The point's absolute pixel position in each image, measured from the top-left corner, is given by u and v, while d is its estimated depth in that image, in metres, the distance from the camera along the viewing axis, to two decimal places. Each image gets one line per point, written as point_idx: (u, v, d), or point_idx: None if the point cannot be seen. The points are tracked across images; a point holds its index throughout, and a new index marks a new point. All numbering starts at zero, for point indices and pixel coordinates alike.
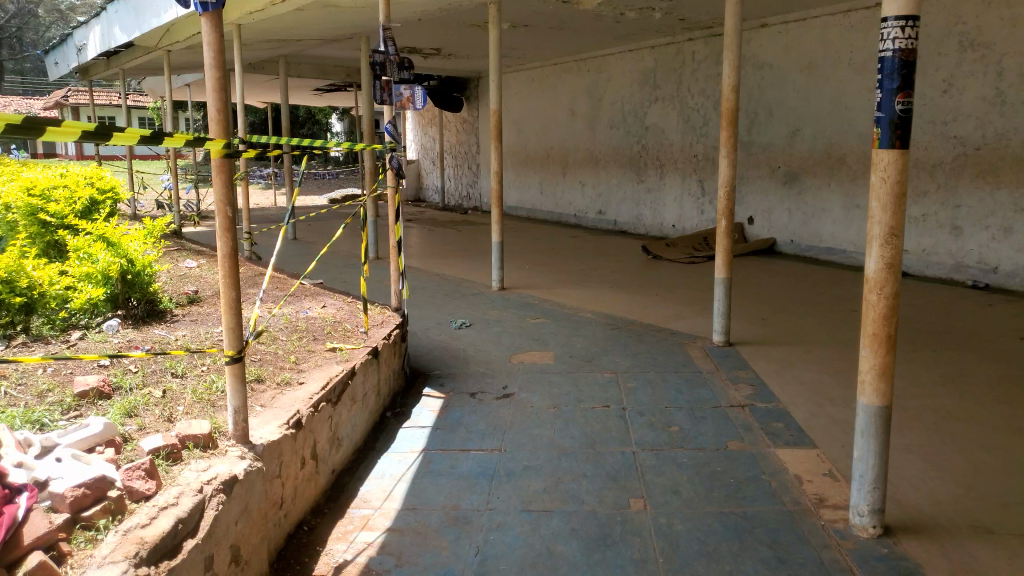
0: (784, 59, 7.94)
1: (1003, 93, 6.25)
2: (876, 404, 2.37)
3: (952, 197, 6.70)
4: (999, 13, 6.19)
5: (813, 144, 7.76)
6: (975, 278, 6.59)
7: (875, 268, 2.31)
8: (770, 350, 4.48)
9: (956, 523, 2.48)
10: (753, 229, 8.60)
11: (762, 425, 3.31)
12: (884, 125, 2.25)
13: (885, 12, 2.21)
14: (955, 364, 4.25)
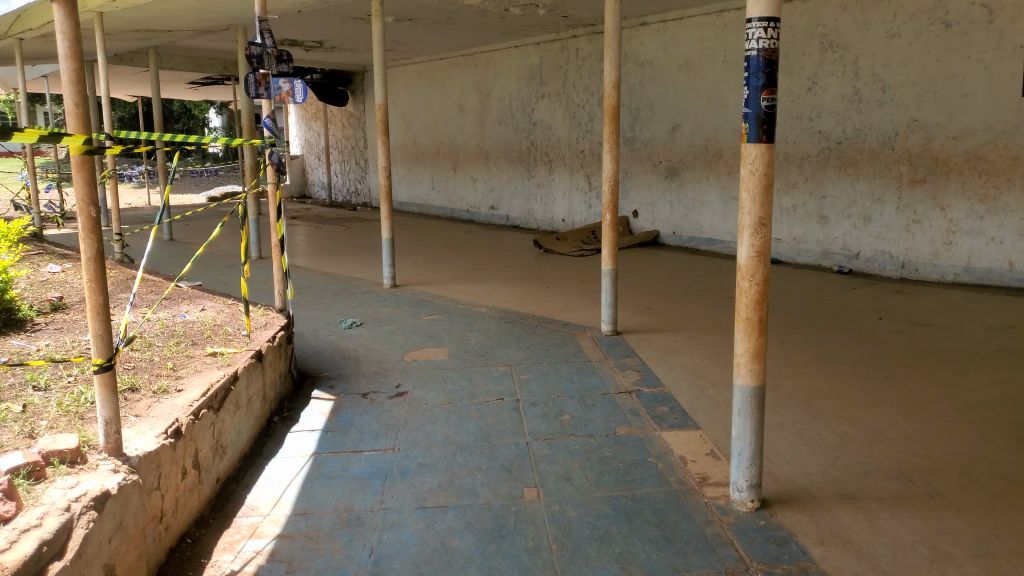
0: (663, 57, 8.24)
1: (859, 91, 6.72)
2: (751, 384, 2.50)
3: (818, 188, 7.15)
4: (854, 17, 6.65)
5: (692, 139, 8.09)
6: (841, 264, 7.07)
7: (747, 256, 2.43)
8: (657, 337, 4.65)
9: (825, 493, 2.66)
10: (637, 221, 8.88)
11: (649, 409, 3.43)
12: (751, 121, 2.37)
13: (750, 13, 2.33)
14: (823, 345, 4.55)
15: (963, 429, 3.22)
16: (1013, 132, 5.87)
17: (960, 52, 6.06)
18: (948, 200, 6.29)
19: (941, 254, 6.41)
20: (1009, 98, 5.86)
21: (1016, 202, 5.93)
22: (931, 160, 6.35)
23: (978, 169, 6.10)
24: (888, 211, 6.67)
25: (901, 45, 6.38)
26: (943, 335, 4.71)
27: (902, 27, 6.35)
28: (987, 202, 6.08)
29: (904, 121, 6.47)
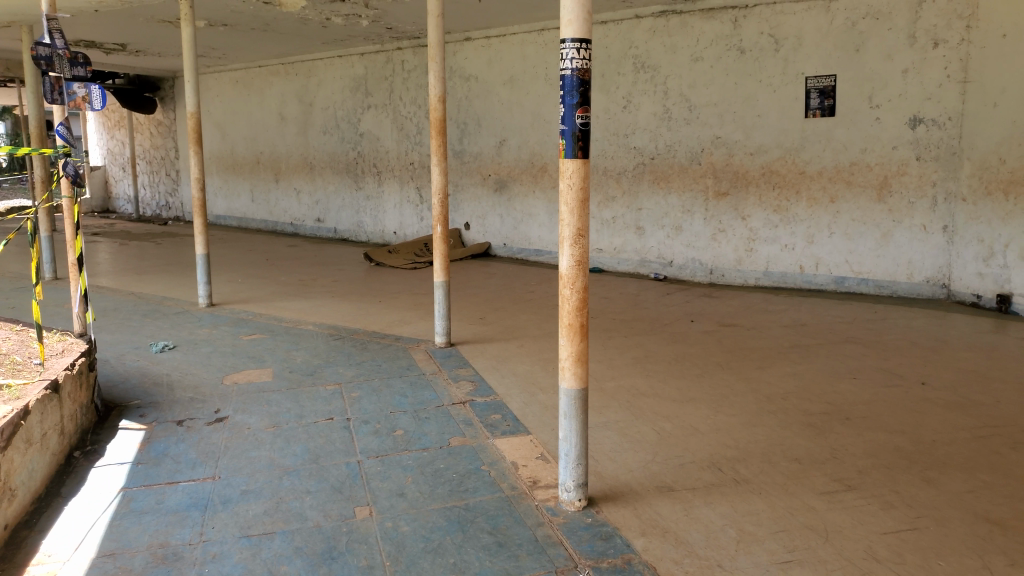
0: (488, 72, 8.43)
1: (669, 110, 7.22)
2: (575, 387, 2.60)
3: (635, 201, 7.60)
4: (662, 40, 7.15)
5: (518, 153, 8.32)
6: (657, 271, 7.55)
7: (567, 266, 2.53)
8: (488, 347, 4.72)
9: (645, 486, 2.82)
10: (469, 233, 8.99)
11: (481, 419, 3.48)
12: (568, 138, 2.48)
13: (563, 34, 2.43)
14: (642, 347, 4.83)
15: (764, 418, 3.54)
16: (799, 149, 6.57)
17: (753, 76, 6.70)
18: (748, 211, 6.91)
19: (743, 260, 7.02)
20: (795, 119, 6.55)
21: (804, 212, 6.62)
22: (733, 175, 6.94)
23: (771, 183, 6.74)
24: (697, 221, 7.21)
25: (704, 68, 6.95)
26: (746, 334, 5.16)
27: (704, 52, 6.92)
28: (780, 212, 6.74)
29: (708, 138, 7.03)
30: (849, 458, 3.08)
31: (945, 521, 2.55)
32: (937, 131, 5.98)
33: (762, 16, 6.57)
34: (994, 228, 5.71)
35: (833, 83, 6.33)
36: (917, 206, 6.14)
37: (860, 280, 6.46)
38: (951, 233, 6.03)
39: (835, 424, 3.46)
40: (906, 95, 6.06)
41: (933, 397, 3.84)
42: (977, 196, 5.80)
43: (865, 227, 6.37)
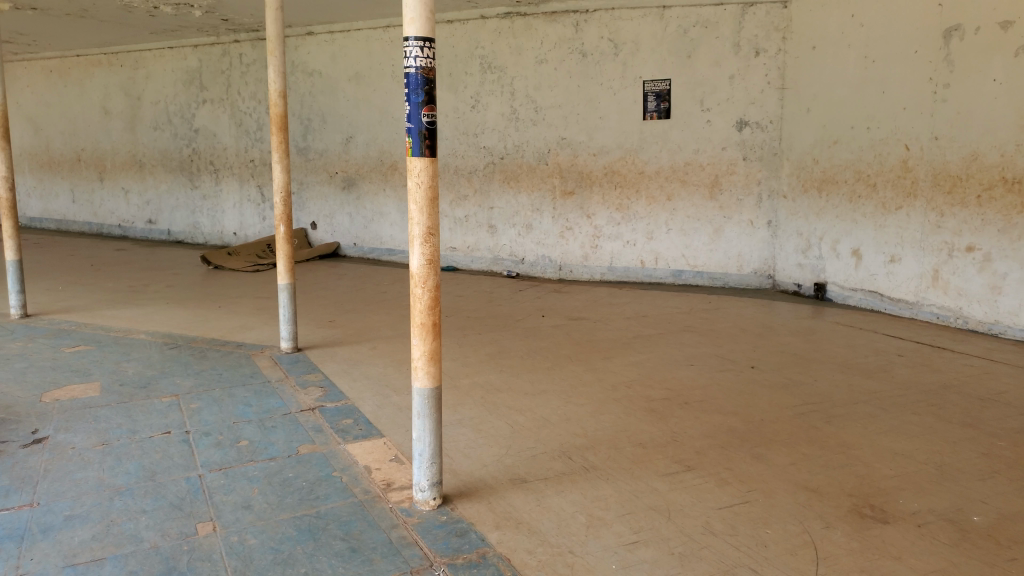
0: (332, 69, 8.22)
1: (516, 110, 7.34)
2: (428, 386, 2.60)
3: (485, 200, 7.68)
4: (507, 41, 7.26)
5: (366, 151, 8.18)
6: (509, 269, 7.68)
7: (418, 265, 2.52)
8: (339, 351, 4.61)
9: (499, 480, 2.86)
10: (316, 233, 8.73)
11: (332, 424, 3.39)
12: (415, 136, 2.46)
13: (407, 32, 2.41)
14: (495, 344, 4.89)
15: (611, 406, 3.69)
16: (638, 150, 6.89)
17: (594, 79, 6.96)
18: (592, 209, 7.17)
19: (590, 256, 7.28)
20: (634, 121, 6.87)
21: (644, 209, 6.96)
22: (578, 174, 7.17)
23: (614, 182, 7.04)
24: (546, 219, 7.40)
25: (548, 69, 7.13)
26: (593, 327, 5.36)
27: (548, 54, 7.10)
28: (623, 210, 7.05)
29: (554, 139, 7.22)
30: (688, 440, 3.27)
31: (771, 493, 2.78)
32: (760, 133, 6.50)
33: (601, 21, 6.84)
34: (809, 222, 6.28)
35: (668, 87, 6.69)
36: (744, 203, 6.63)
37: (696, 273, 6.89)
38: (774, 227, 6.58)
39: (675, 409, 3.66)
40: (733, 100, 6.53)
41: (760, 379, 4.16)
42: (795, 193, 6.36)
43: (699, 223, 6.79)
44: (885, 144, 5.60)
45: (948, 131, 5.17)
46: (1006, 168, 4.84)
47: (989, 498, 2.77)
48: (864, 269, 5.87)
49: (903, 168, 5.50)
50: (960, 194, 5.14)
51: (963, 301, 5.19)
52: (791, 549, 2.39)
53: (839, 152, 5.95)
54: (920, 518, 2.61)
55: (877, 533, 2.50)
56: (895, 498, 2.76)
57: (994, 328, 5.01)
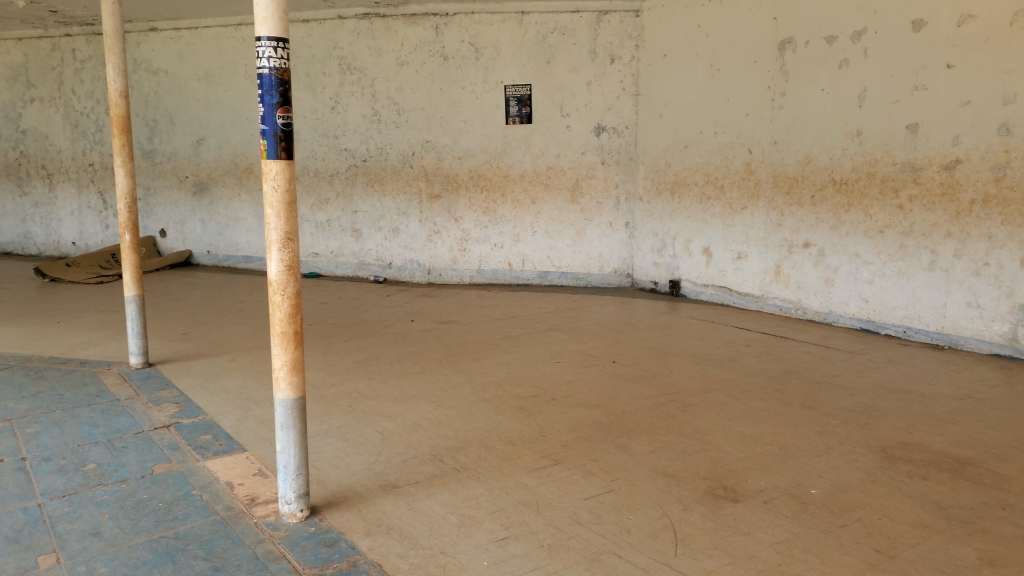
0: (179, 67, 7.81)
1: (377, 113, 7.26)
2: (291, 396, 2.52)
3: (348, 204, 7.55)
4: (366, 43, 7.17)
5: (219, 154, 7.82)
6: (375, 274, 7.58)
7: (277, 271, 2.45)
8: (195, 364, 4.39)
9: (368, 487, 2.83)
10: (166, 241, 8.26)
11: (189, 441, 3.22)
12: (270, 138, 2.39)
13: (258, 32, 2.34)
14: (363, 351, 4.82)
15: (481, 407, 3.74)
16: (502, 153, 7.00)
17: (456, 83, 7.01)
18: (458, 212, 7.22)
19: (457, 259, 7.31)
20: (496, 125, 6.97)
21: (509, 212, 7.09)
22: (443, 177, 7.19)
23: (479, 185, 7.11)
24: (412, 223, 7.36)
25: (409, 72, 7.11)
26: (462, 330, 5.40)
27: (408, 56, 7.08)
28: (489, 213, 7.13)
29: (417, 142, 7.20)
30: (555, 435, 3.37)
31: (634, 481, 2.91)
32: (617, 138, 6.77)
33: (462, 25, 6.90)
34: (664, 223, 6.60)
35: (529, 92, 6.84)
36: (604, 205, 6.88)
37: (561, 273, 7.09)
38: (632, 228, 6.88)
39: (543, 406, 3.76)
40: (590, 105, 6.76)
41: (622, 373, 4.34)
42: (650, 196, 6.68)
43: (562, 225, 6.99)
44: (730, 149, 5.98)
45: (784, 136, 5.60)
46: (835, 170, 5.30)
47: (824, 472, 3.03)
48: (715, 266, 6.26)
49: (746, 171, 5.90)
50: (796, 195, 5.58)
51: (802, 293, 5.65)
52: (652, 532, 2.51)
53: (689, 156, 6.30)
54: (766, 495, 2.82)
55: (728, 511, 2.68)
56: (743, 478, 2.97)
57: (829, 317, 5.49)
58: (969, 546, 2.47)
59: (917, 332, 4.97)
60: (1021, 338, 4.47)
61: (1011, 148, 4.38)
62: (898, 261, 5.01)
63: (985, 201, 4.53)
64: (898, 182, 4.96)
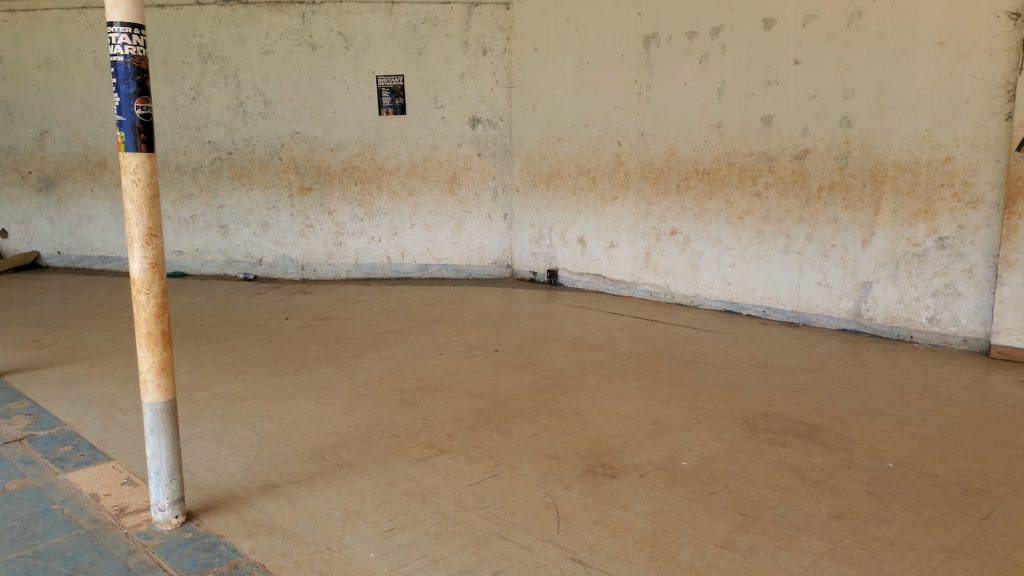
0: (16, 53, 7.20)
1: (243, 103, 6.99)
2: (161, 400, 2.41)
3: (214, 198, 7.24)
4: (228, 30, 6.87)
5: (67, 147, 7.29)
6: (246, 271, 7.30)
7: (140, 270, 2.33)
8: (49, 373, 4.10)
9: (248, 489, 2.75)
10: (8, 242, 7.62)
11: (46, 454, 3.01)
12: (127, 129, 2.27)
13: (110, 17, 2.21)
14: (236, 351, 4.66)
15: (362, 402, 3.71)
16: (376, 145, 6.91)
17: (326, 73, 6.85)
18: (333, 205, 7.07)
19: (333, 254, 7.17)
20: (369, 116, 6.87)
21: (386, 205, 7.02)
22: (315, 170, 7.02)
23: (353, 177, 7.00)
24: (284, 217, 7.15)
25: (276, 61, 6.88)
26: (341, 325, 5.31)
27: (274, 45, 6.84)
28: (364, 206, 7.04)
29: (287, 133, 6.99)
30: (439, 425, 3.39)
31: (516, 464, 2.98)
32: (492, 130, 6.84)
33: (329, 14, 6.74)
34: (540, 215, 6.73)
35: (401, 83, 6.79)
36: (481, 197, 6.94)
37: (441, 266, 7.10)
38: (509, 220, 6.97)
39: (425, 397, 3.77)
40: (464, 97, 6.79)
41: (503, 361, 4.42)
42: (526, 188, 6.79)
43: (440, 217, 7.00)
44: (600, 141, 6.18)
45: (650, 128, 5.85)
46: (698, 161, 5.59)
47: (694, 445, 3.22)
48: (590, 255, 6.45)
49: (617, 163, 6.11)
50: (663, 184, 5.84)
51: (670, 279, 5.93)
52: (535, 512, 2.59)
53: (562, 148, 6.45)
54: (641, 469, 2.97)
55: (606, 487, 2.79)
56: (620, 454, 3.10)
57: (696, 300, 5.79)
58: (820, 503, 2.70)
59: (774, 311, 5.34)
60: (864, 313, 4.90)
61: (852, 139, 4.78)
62: (756, 245, 5.35)
63: (830, 187, 4.92)
64: (754, 171, 5.29)
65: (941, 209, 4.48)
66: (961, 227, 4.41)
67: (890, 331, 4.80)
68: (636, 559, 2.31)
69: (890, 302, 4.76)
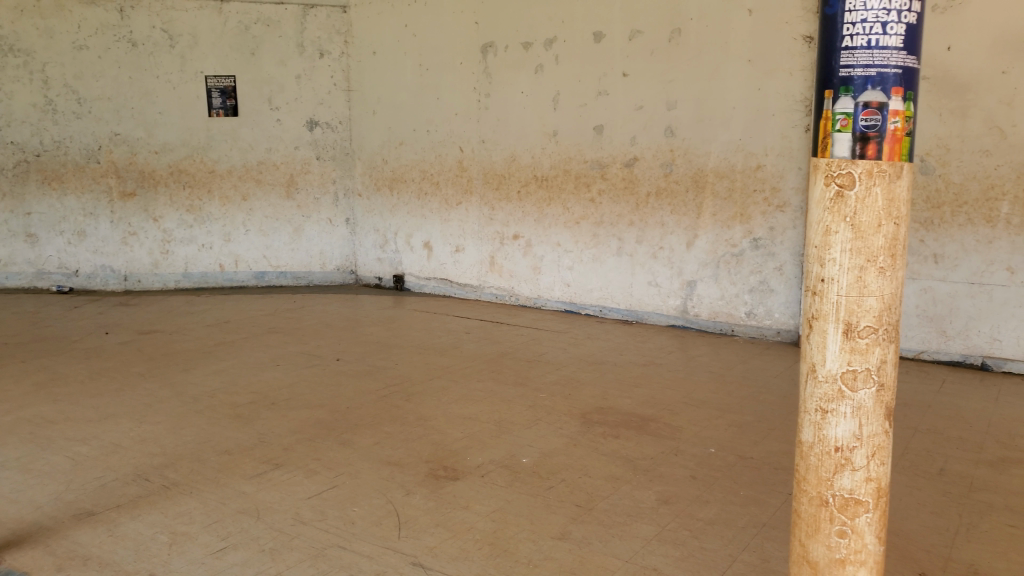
0: None
1: (52, 101, 6.41)
2: None
3: (20, 205, 6.57)
4: (33, 22, 6.28)
5: None
6: (59, 283, 6.68)
7: None
8: None
9: (59, 519, 2.53)
10: None
11: None
12: None
13: None
14: (46, 370, 4.26)
15: (191, 419, 3.51)
16: (205, 148, 6.59)
17: (148, 72, 6.43)
18: (159, 211, 6.65)
19: (160, 263, 6.73)
20: (198, 118, 6.53)
21: (218, 210, 6.70)
22: (138, 174, 6.57)
23: (181, 182, 6.62)
24: (102, 224, 6.62)
25: (90, 57, 6.37)
26: (168, 339, 5.00)
27: (88, 40, 6.33)
28: (194, 212, 6.68)
29: (105, 134, 6.49)
30: (275, 439, 3.28)
31: (357, 473, 2.94)
32: (331, 133, 6.71)
33: (151, 9, 6.34)
34: (384, 219, 6.67)
35: (233, 84, 6.51)
36: (321, 202, 6.79)
37: (280, 273, 6.86)
38: (352, 225, 6.86)
39: (261, 411, 3.63)
40: (300, 100, 6.62)
41: (345, 370, 4.34)
42: (369, 192, 6.71)
43: (277, 222, 6.78)
44: (442, 147, 6.22)
45: (490, 135, 5.96)
46: (537, 168, 5.76)
47: (534, 442, 3.31)
48: (435, 259, 6.47)
49: (459, 168, 6.17)
50: (504, 190, 5.97)
51: (514, 282, 6.07)
52: (376, 520, 2.57)
53: (404, 153, 6.43)
54: (483, 469, 3.02)
55: (448, 489, 2.82)
56: (462, 456, 3.14)
57: (538, 302, 5.96)
58: (650, 490, 2.86)
59: (610, 310, 5.60)
60: (690, 309, 5.24)
61: (675, 148, 5.11)
62: (593, 248, 5.59)
63: (658, 193, 5.23)
64: (589, 178, 5.52)
65: (754, 212, 4.88)
66: (771, 229, 4.83)
67: (714, 325, 5.17)
68: (476, 558, 2.35)
69: (713, 299, 5.13)
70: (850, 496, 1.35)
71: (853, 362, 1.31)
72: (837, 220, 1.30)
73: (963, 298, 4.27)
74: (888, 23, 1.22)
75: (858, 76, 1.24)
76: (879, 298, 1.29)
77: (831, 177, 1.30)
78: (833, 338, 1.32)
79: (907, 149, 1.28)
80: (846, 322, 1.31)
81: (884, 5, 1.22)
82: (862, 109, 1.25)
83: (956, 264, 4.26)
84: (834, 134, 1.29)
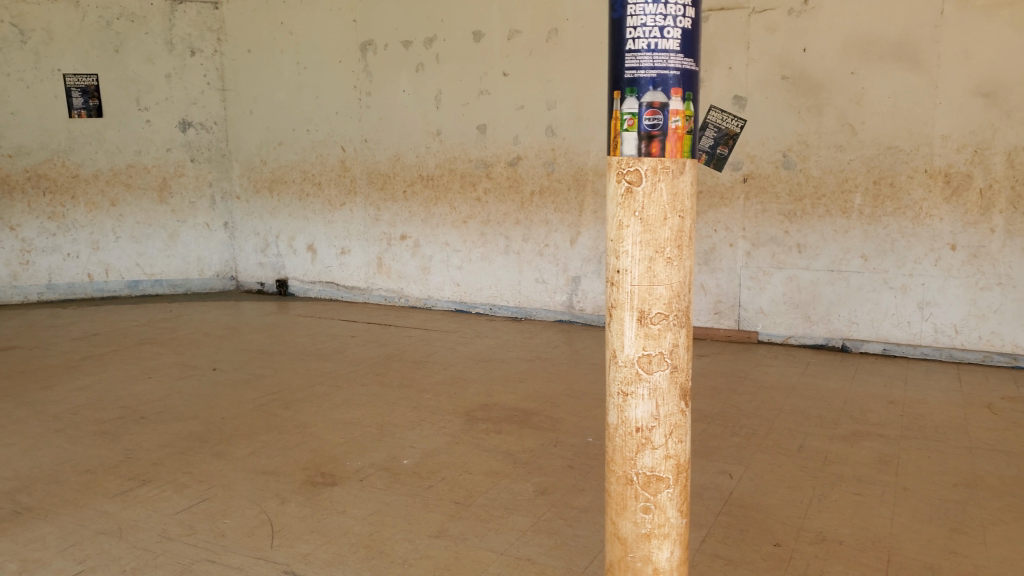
0: None
1: None
2: None
3: None
4: None
5: None
6: None
7: None
8: None
9: None
10: None
11: None
12: None
13: None
14: None
15: (50, 439, 3.31)
16: (67, 151, 6.21)
17: None
18: (16, 219, 6.20)
19: (19, 275, 6.24)
20: (57, 119, 6.15)
21: (83, 217, 6.33)
22: None
23: (41, 187, 6.20)
24: None
25: None
26: (29, 356, 4.68)
27: None
28: (56, 219, 6.27)
29: None
30: (143, 454, 3.14)
31: (230, 485, 2.86)
32: (205, 134, 6.47)
33: None
34: (265, 222, 6.48)
35: (94, 83, 6.17)
36: (197, 206, 6.54)
37: (154, 281, 6.55)
38: (231, 228, 6.64)
39: (129, 426, 3.46)
40: (170, 99, 6.35)
41: (222, 379, 4.20)
42: (248, 195, 6.51)
43: (150, 228, 6.47)
44: (323, 147, 6.11)
45: (373, 135, 5.89)
46: (421, 167, 5.75)
47: (416, 442, 3.31)
48: (320, 262, 6.34)
49: (341, 169, 6.07)
50: (389, 190, 5.92)
51: (403, 283, 6.02)
52: (248, 531, 2.51)
53: (283, 153, 6.27)
54: (362, 473, 2.99)
55: (325, 495, 2.78)
56: (342, 461, 3.10)
57: (428, 302, 5.94)
58: (528, 482, 2.92)
59: (499, 307, 5.65)
60: (576, 304, 5.36)
61: (556, 147, 5.21)
62: (480, 247, 5.63)
63: (541, 191, 5.32)
64: (474, 177, 5.55)
65: None
66: None
67: (598, 319, 5.30)
68: (350, 562, 2.34)
69: (596, 293, 5.27)
70: (652, 473, 1.42)
71: (647, 347, 1.39)
72: (628, 215, 1.37)
73: (825, 284, 4.56)
74: (665, 27, 1.30)
75: (642, 76, 1.31)
76: (668, 286, 1.37)
77: (621, 174, 1.36)
78: (628, 325, 1.39)
79: (688, 147, 1.36)
80: (639, 310, 1.38)
81: (661, 11, 1.30)
82: (645, 109, 1.32)
83: (817, 253, 4.55)
84: (623, 133, 1.35)
